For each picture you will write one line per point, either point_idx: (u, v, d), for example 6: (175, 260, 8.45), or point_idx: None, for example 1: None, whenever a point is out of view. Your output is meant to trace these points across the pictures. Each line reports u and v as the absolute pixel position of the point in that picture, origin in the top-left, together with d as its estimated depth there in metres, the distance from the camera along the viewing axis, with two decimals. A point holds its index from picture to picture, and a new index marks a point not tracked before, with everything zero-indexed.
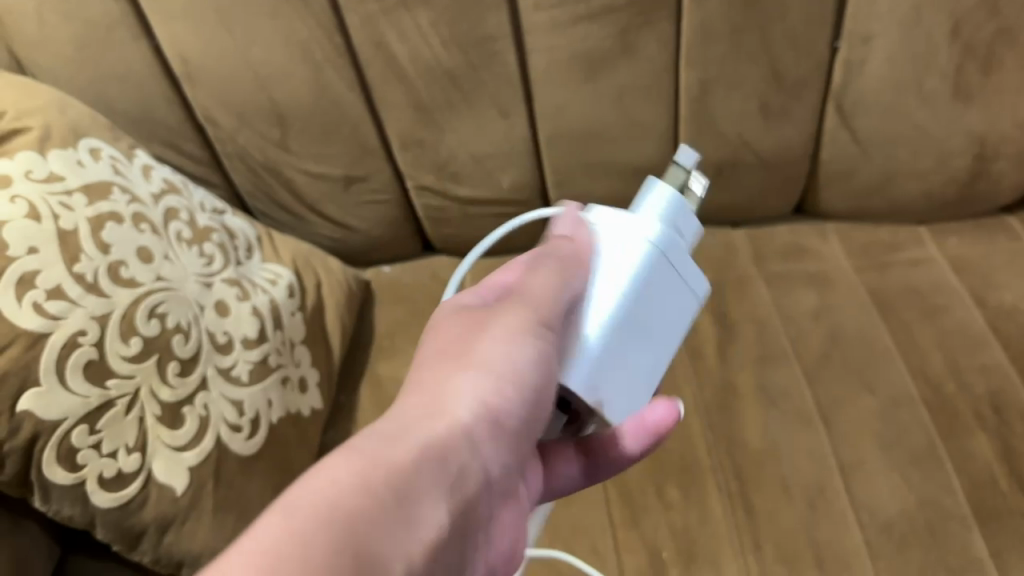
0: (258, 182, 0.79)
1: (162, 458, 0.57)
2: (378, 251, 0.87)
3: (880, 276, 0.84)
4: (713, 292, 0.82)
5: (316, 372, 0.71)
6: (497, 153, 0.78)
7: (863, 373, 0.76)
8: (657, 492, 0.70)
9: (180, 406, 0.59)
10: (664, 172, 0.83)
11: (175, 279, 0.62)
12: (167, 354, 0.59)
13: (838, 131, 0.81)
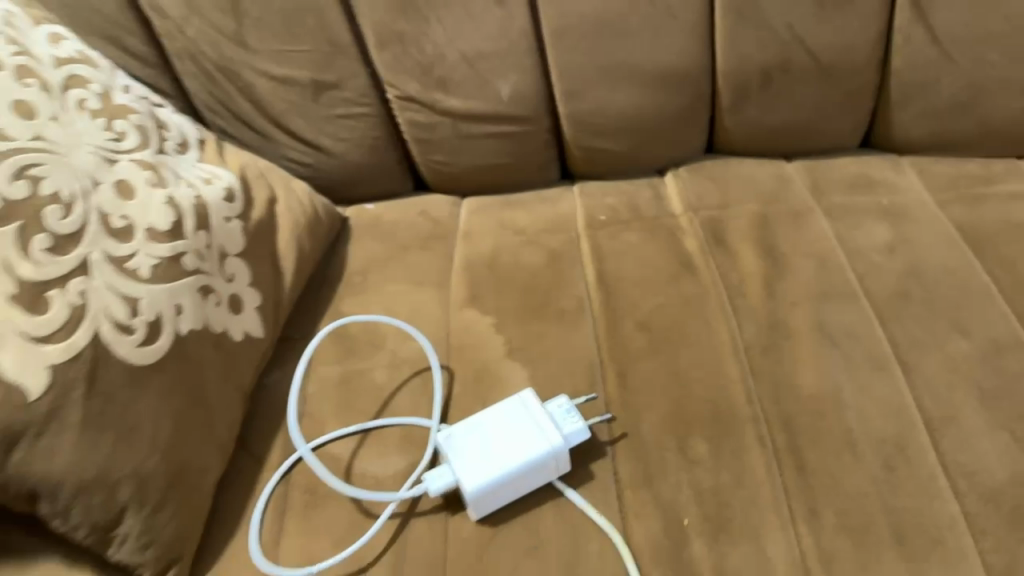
0: (214, 89, 0.67)
1: (11, 349, 0.43)
2: (359, 186, 0.74)
3: (970, 210, 0.68)
4: (758, 224, 0.66)
5: (256, 295, 0.58)
6: (495, 51, 0.65)
7: (955, 312, 0.59)
8: (678, 445, 0.53)
9: (45, 288, 0.45)
10: (699, 83, 0.68)
11: (62, 143, 0.49)
12: (33, 223, 0.45)
13: (913, 28, 0.66)
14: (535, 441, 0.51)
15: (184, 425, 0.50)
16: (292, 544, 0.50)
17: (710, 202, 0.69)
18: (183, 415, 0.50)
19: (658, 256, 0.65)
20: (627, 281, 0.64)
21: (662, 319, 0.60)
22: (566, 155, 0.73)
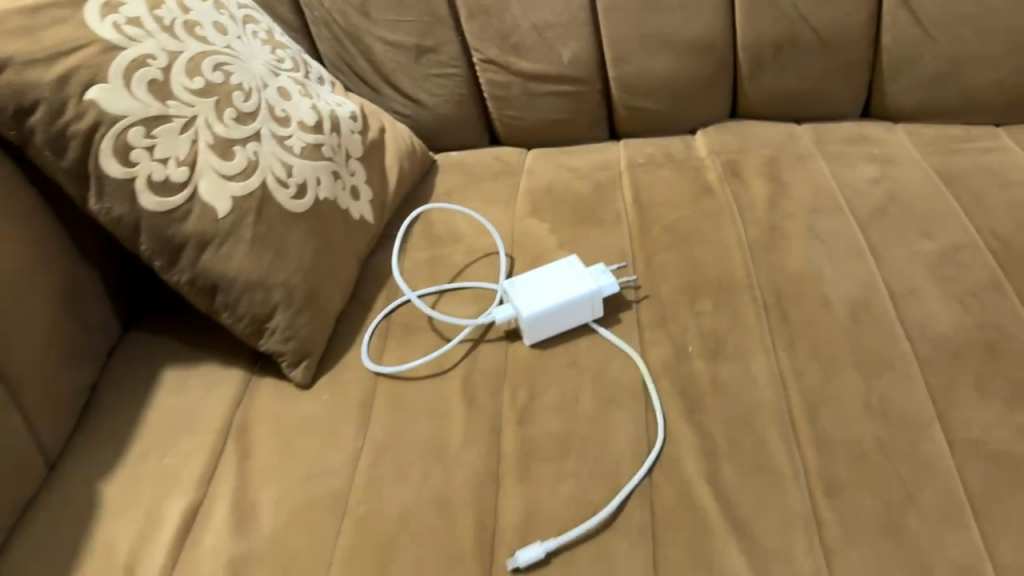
0: (341, 50, 0.86)
1: (208, 179, 0.61)
2: (447, 136, 0.92)
3: (947, 160, 0.82)
4: (767, 163, 0.82)
5: (370, 190, 0.76)
6: (559, 23, 0.83)
7: (923, 224, 0.74)
8: (690, 302, 0.68)
9: (232, 144, 0.63)
10: (722, 54, 0.85)
11: (244, 54, 0.68)
12: (226, 100, 0.64)
13: (898, 10, 0.82)
14: (578, 287, 0.66)
15: (319, 261, 0.67)
16: (391, 357, 0.66)
17: (730, 148, 0.85)
18: (319, 254, 0.67)
19: (685, 184, 0.81)
20: (658, 199, 0.80)
21: (684, 223, 0.76)
22: (614, 114, 0.90)
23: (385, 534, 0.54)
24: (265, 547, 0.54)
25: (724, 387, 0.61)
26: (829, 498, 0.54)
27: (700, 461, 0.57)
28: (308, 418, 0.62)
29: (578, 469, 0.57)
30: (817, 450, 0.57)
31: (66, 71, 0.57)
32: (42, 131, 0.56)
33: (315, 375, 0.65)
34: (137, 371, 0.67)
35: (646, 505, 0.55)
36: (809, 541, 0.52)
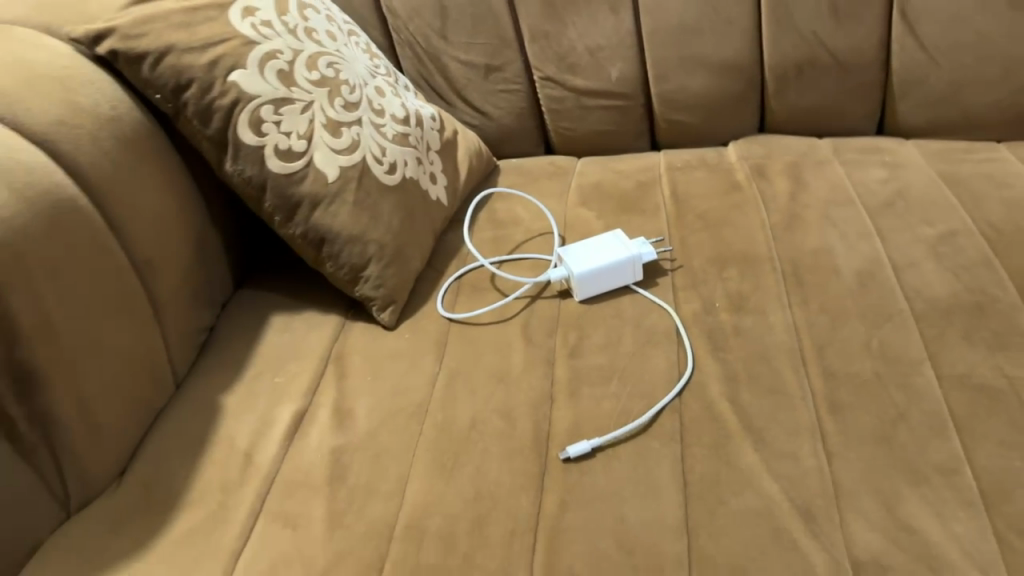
0: (421, 67, 1.01)
1: (321, 151, 0.75)
2: (508, 144, 1.05)
3: (951, 167, 0.94)
4: (790, 166, 0.94)
5: (446, 178, 0.89)
6: (609, 45, 0.97)
7: (925, 214, 0.84)
8: (718, 270, 0.79)
9: (340, 125, 0.77)
10: (751, 74, 0.98)
11: (348, 57, 0.83)
12: (336, 90, 0.78)
13: (905, 38, 0.95)
14: (622, 252, 0.78)
15: (405, 227, 0.79)
16: (463, 307, 0.78)
17: (757, 155, 0.97)
18: (405, 220, 0.80)
19: (716, 182, 0.93)
20: (693, 193, 0.91)
21: (715, 211, 0.88)
22: (656, 126, 1.02)
23: (458, 434, 0.65)
24: (359, 440, 0.66)
25: (746, 333, 0.72)
26: (833, 414, 0.64)
27: (724, 386, 0.67)
28: (393, 351, 0.74)
29: (620, 390, 0.68)
30: (824, 379, 0.67)
31: (214, 58, 0.71)
32: (194, 105, 0.70)
33: (400, 318, 0.77)
34: (247, 313, 0.79)
35: (677, 417, 0.65)
36: (814, 445, 0.62)
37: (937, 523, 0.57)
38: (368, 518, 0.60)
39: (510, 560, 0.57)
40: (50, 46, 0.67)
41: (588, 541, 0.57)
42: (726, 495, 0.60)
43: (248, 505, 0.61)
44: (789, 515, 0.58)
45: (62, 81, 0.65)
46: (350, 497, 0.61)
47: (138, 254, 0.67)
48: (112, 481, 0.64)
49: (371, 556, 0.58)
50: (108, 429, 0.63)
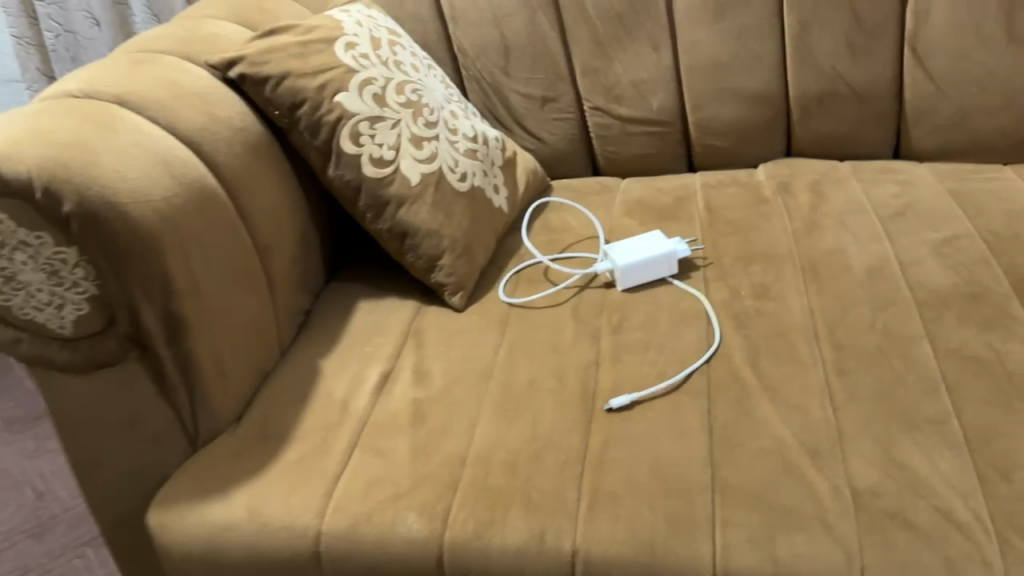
0: (486, 98, 1.15)
1: (407, 160, 0.89)
2: (561, 166, 1.19)
3: (959, 185, 1.04)
4: (812, 183, 1.05)
5: (508, 189, 1.02)
6: (651, 79, 1.11)
7: (932, 222, 0.95)
8: (744, 265, 0.91)
9: (422, 139, 0.91)
10: (778, 103, 1.10)
11: (428, 85, 0.97)
12: (419, 111, 0.93)
13: (916, 71, 1.07)
14: (659, 247, 0.90)
15: (474, 226, 0.93)
16: (521, 294, 0.91)
17: (783, 174, 1.09)
18: (474, 221, 0.93)
19: (746, 196, 1.05)
20: (725, 205, 1.04)
21: (743, 219, 1.00)
22: (693, 150, 1.15)
23: (519, 390, 0.77)
24: (436, 394, 0.78)
25: (767, 314, 0.83)
26: (840, 377, 0.75)
27: (746, 355, 0.78)
28: (462, 328, 0.87)
29: (656, 358, 0.79)
30: (833, 350, 0.78)
31: (322, 83, 0.86)
32: (306, 120, 0.85)
33: (468, 302, 0.90)
34: (337, 297, 0.93)
35: (704, 378, 0.77)
36: (822, 401, 0.73)
37: (925, 460, 0.67)
38: (444, 451, 0.72)
39: (562, 483, 0.68)
40: (192, 71, 0.83)
41: (627, 470, 0.69)
42: (745, 437, 0.71)
43: (345, 440, 0.74)
44: (798, 453, 0.69)
45: (203, 97, 0.81)
46: (429, 435, 0.74)
47: (259, 238, 0.82)
48: (234, 422, 0.78)
49: (447, 479, 0.70)
50: (233, 379, 0.77)
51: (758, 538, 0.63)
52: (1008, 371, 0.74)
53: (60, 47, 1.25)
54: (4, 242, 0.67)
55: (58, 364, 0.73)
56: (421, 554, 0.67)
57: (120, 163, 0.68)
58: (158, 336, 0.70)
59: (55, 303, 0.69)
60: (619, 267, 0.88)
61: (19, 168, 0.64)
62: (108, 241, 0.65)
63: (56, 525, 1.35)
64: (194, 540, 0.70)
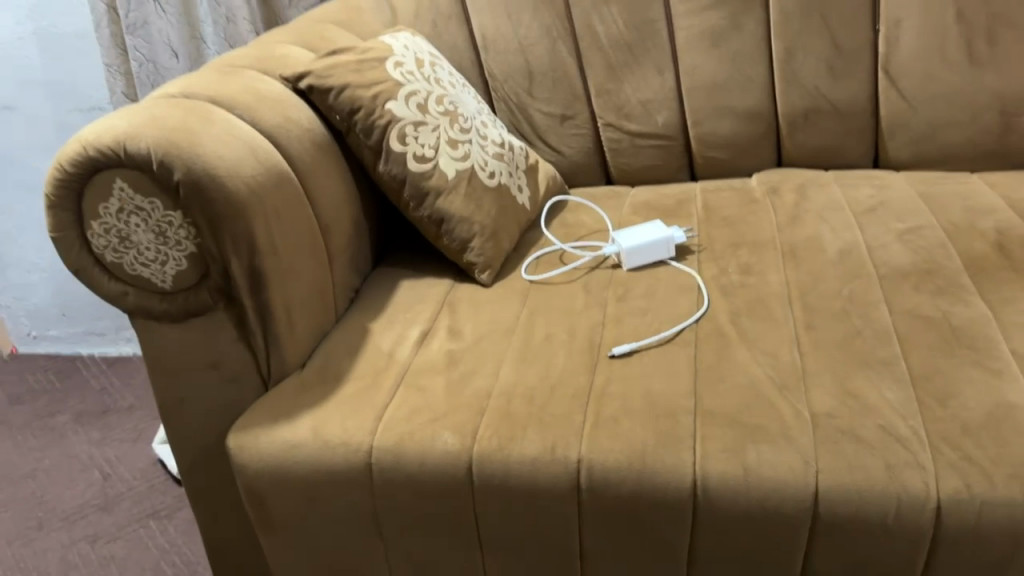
0: (512, 116, 1.32)
1: (444, 158, 1.05)
2: (578, 177, 1.34)
3: (929, 188, 1.18)
4: (798, 187, 1.20)
5: (531, 190, 1.18)
6: (657, 98, 1.27)
7: (900, 216, 1.09)
8: (733, 250, 1.05)
9: (457, 142, 1.08)
10: (768, 119, 1.26)
11: (463, 100, 1.14)
12: (455, 119, 1.09)
13: (889, 90, 1.22)
14: (658, 234, 1.05)
15: (501, 216, 1.08)
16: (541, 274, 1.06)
17: (773, 180, 1.24)
18: (502, 212, 1.09)
19: (739, 198, 1.20)
20: (720, 204, 1.18)
21: (735, 215, 1.14)
22: (695, 162, 1.30)
23: (537, 343, 0.92)
24: (466, 346, 0.93)
25: (749, 286, 0.97)
26: (808, 331, 0.89)
27: (730, 316, 0.92)
28: (490, 298, 1.02)
29: (653, 319, 0.94)
30: (804, 312, 0.92)
31: (375, 92, 1.03)
32: (361, 123, 1.02)
33: (495, 279, 1.05)
34: (383, 277, 1.09)
35: (693, 333, 0.91)
36: (792, 349, 0.87)
37: (875, 391, 0.80)
38: (473, 387, 0.87)
39: (571, 409, 0.82)
40: (270, 82, 1.00)
41: (625, 399, 0.83)
42: (725, 375, 0.84)
43: (392, 380, 0.89)
44: (768, 386, 0.82)
45: (278, 102, 0.98)
46: (461, 376, 0.88)
47: (323, 218, 0.97)
48: (298, 367, 0.92)
49: (475, 407, 0.84)
50: (300, 332, 0.92)
51: (731, 449, 0.77)
52: (952, 327, 0.88)
53: (143, 75, 1.42)
54: (124, 207, 0.83)
55: (156, 315, 0.88)
56: (454, 465, 0.81)
57: (217, 146, 0.84)
58: (243, 287, 0.86)
59: (159, 259, 0.85)
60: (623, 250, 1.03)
61: (140, 144, 0.80)
62: (208, 206, 0.81)
63: (122, 500, 1.50)
64: (266, 456, 0.84)
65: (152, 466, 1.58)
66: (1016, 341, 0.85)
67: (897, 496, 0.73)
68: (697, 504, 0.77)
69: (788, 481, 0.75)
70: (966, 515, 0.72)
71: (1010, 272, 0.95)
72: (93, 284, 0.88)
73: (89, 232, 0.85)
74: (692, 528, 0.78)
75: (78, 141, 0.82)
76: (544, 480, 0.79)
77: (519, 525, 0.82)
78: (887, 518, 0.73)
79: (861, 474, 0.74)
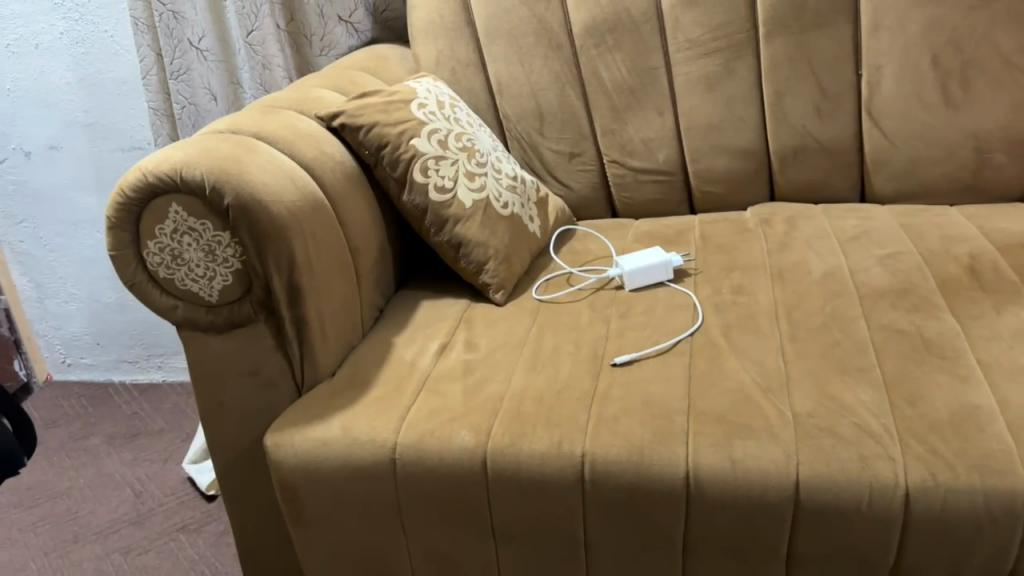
0: (525, 154, 1.43)
1: (463, 189, 1.16)
2: (586, 210, 1.45)
3: (910, 219, 1.28)
4: (788, 218, 1.30)
5: (542, 220, 1.28)
6: (657, 137, 1.38)
7: (881, 244, 1.18)
8: (726, 273, 1.14)
9: (475, 175, 1.18)
10: (761, 157, 1.37)
11: (479, 137, 1.25)
12: (472, 154, 1.20)
13: (872, 130, 1.32)
14: (656, 258, 1.14)
15: (514, 242, 1.18)
16: (550, 294, 1.15)
17: (766, 212, 1.34)
18: (514, 239, 1.19)
19: (734, 228, 1.29)
20: (716, 233, 1.28)
21: (730, 243, 1.24)
22: (693, 196, 1.41)
23: (546, 353, 1.01)
24: (482, 356, 1.02)
25: (740, 304, 1.06)
26: (793, 343, 0.98)
27: (722, 330, 1.02)
28: (503, 316, 1.11)
29: (652, 332, 1.03)
30: (790, 326, 1.01)
31: (401, 129, 1.14)
32: (388, 157, 1.13)
33: (507, 298, 1.15)
34: (406, 297, 1.19)
35: (688, 344, 1.00)
36: (778, 357, 0.96)
37: (852, 394, 0.89)
38: (487, 391, 0.96)
39: (576, 410, 0.91)
40: (307, 121, 1.12)
41: (625, 401, 0.91)
42: (716, 380, 0.93)
43: (414, 386, 0.98)
44: (755, 389, 0.91)
45: (314, 137, 1.09)
46: (477, 382, 0.97)
47: (353, 242, 1.08)
48: (330, 374, 1.02)
49: (489, 408, 0.93)
50: (332, 342, 1.02)
51: (720, 444, 0.85)
52: (924, 339, 0.96)
53: (184, 117, 1.54)
54: (178, 228, 0.94)
55: (202, 326, 0.98)
56: (469, 459, 0.89)
57: (262, 174, 0.95)
58: (282, 300, 0.96)
59: (208, 275, 0.95)
60: (625, 272, 1.13)
61: (195, 172, 0.91)
62: (254, 226, 0.92)
63: (153, 515, 1.58)
64: (301, 451, 0.92)
65: (182, 484, 1.66)
66: (982, 351, 0.93)
67: (870, 486, 0.80)
68: (690, 494, 0.85)
69: (772, 472, 0.83)
70: (933, 502, 0.79)
71: (979, 291, 1.04)
72: (145, 298, 0.98)
73: (144, 251, 0.95)
74: (685, 516, 0.86)
75: (138, 169, 0.92)
76: (551, 472, 0.87)
77: (529, 515, 0.90)
78: (861, 505, 0.81)
79: (837, 465, 0.82)
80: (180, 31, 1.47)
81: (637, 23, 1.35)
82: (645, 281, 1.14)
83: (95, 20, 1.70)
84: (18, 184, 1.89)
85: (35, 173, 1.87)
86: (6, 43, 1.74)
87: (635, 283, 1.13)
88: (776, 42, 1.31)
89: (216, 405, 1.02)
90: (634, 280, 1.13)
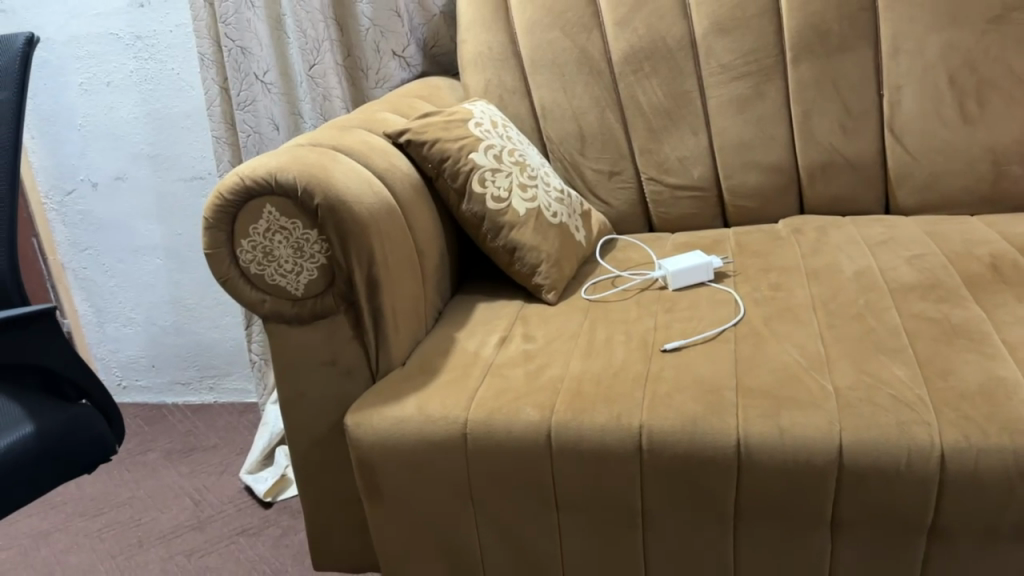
0: (567, 173, 1.53)
1: (517, 199, 1.26)
2: (625, 225, 1.54)
3: (934, 226, 1.36)
4: (817, 227, 1.38)
5: (587, 230, 1.38)
6: (692, 156, 1.48)
7: (907, 247, 1.27)
8: (763, 273, 1.23)
9: (527, 187, 1.28)
10: (790, 172, 1.46)
11: (529, 154, 1.36)
12: (525, 169, 1.30)
13: (894, 146, 1.41)
14: (697, 260, 1.23)
15: (564, 249, 1.28)
16: (597, 294, 1.24)
17: (796, 223, 1.42)
18: (564, 246, 1.28)
19: (767, 237, 1.38)
20: (751, 241, 1.37)
21: (764, 249, 1.32)
22: (726, 210, 1.51)
23: (599, 343, 1.09)
24: (540, 346, 1.11)
25: (778, 298, 1.15)
26: (829, 329, 1.06)
27: (762, 320, 1.10)
28: (556, 313, 1.20)
29: (697, 323, 1.11)
30: (826, 316, 1.09)
31: (462, 144, 1.24)
32: (450, 169, 1.23)
33: (559, 298, 1.24)
34: (464, 300, 1.28)
35: (732, 332, 1.08)
36: (816, 342, 1.03)
37: (888, 371, 0.96)
38: (548, 374, 1.04)
39: (631, 388, 0.99)
40: (376, 137, 1.23)
41: (676, 380, 0.99)
42: (760, 361, 1.01)
43: (479, 371, 1.06)
44: (797, 368, 0.99)
45: (384, 151, 1.19)
46: (537, 367, 1.06)
47: (419, 244, 1.17)
48: (401, 364, 1.10)
49: (552, 388, 1.01)
50: (402, 335, 1.11)
51: (768, 414, 0.92)
52: (952, 325, 1.04)
53: (250, 145, 1.64)
54: (270, 227, 1.04)
55: (287, 318, 1.07)
56: (534, 433, 0.97)
57: (345, 178, 1.05)
58: (361, 293, 1.05)
59: (295, 270, 1.05)
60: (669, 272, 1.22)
61: (288, 175, 1.01)
62: (340, 224, 1.01)
63: (213, 521, 1.66)
64: (379, 429, 1.01)
65: (239, 493, 1.74)
66: (1007, 334, 1.00)
67: (908, 449, 0.87)
68: (740, 460, 0.92)
69: (816, 437, 0.90)
70: (966, 462, 0.86)
71: (1002, 285, 1.12)
72: (235, 293, 1.08)
73: (238, 249, 1.05)
74: (736, 481, 0.93)
75: (236, 174, 1.03)
76: (611, 442, 0.95)
77: (590, 485, 0.98)
78: (900, 466, 0.88)
79: (878, 430, 0.89)
80: (247, 64, 1.59)
81: (672, 50, 1.46)
82: (687, 281, 1.22)
83: (163, 59, 1.83)
84: (84, 214, 2.01)
85: (101, 202, 1.99)
86: (79, 81, 1.88)
87: (677, 283, 1.22)
88: (802, 66, 1.42)
89: (296, 393, 1.11)
90: (677, 279, 1.22)
